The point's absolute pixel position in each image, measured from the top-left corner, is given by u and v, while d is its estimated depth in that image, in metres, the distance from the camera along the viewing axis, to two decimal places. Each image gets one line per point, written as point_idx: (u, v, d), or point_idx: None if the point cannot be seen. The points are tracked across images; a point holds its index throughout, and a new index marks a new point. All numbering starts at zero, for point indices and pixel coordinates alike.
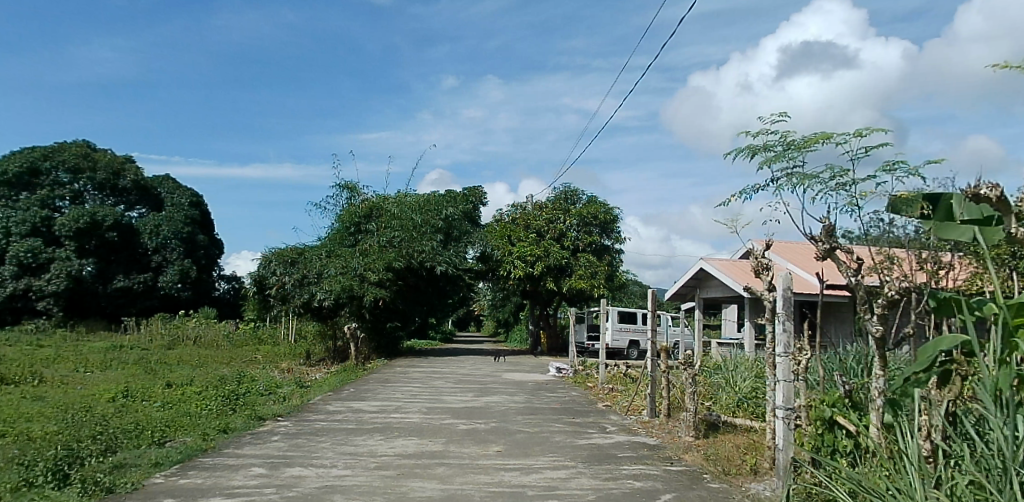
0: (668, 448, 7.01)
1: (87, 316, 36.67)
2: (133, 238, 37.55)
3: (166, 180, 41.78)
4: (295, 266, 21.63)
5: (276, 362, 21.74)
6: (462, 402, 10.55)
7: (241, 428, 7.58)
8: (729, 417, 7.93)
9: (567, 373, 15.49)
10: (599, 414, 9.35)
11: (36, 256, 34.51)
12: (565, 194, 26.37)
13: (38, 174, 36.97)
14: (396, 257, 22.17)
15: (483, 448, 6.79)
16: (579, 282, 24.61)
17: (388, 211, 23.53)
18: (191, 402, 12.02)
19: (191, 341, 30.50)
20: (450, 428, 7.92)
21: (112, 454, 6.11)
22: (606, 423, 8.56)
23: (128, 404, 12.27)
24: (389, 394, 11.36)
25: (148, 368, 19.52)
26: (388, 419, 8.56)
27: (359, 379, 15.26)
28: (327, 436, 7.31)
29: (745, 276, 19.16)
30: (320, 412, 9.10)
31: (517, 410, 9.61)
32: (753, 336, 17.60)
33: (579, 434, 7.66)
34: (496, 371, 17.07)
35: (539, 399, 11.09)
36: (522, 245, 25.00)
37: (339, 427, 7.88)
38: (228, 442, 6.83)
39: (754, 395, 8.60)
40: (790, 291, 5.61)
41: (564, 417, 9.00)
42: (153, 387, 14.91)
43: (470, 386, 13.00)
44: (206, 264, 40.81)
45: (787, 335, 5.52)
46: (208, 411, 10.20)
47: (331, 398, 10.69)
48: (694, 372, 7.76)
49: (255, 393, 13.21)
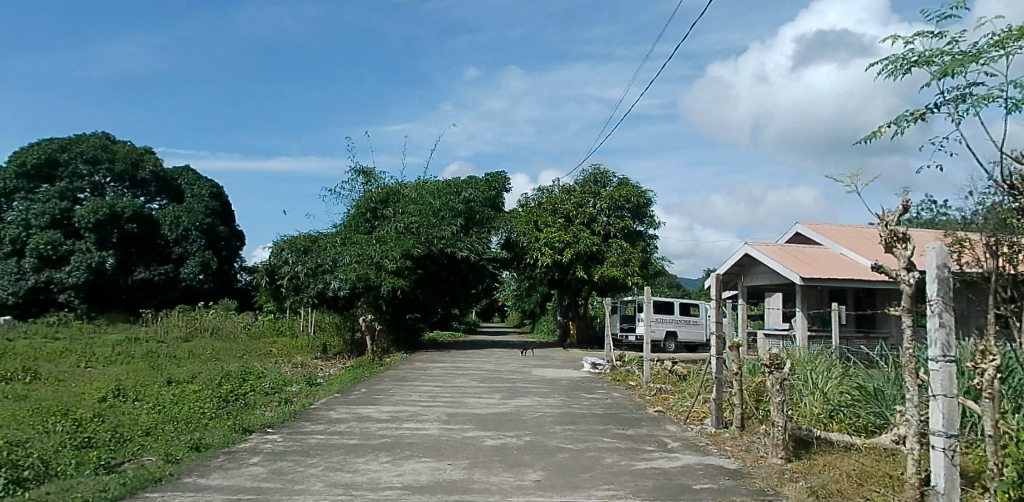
0: (755, 477, 5.43)
1: (109, 309, 35.94)
2: (153, 229, 36.71)
3: (187, 171, 40.76)
4: (308, 255, 20.16)
5: (290, 356, 20.52)
6: (487, 407, 9.01)
7: (217, 445, 6.15)
8: (823, 432, 6.37)
9: (604, 370, 13.95)
10: (653, 423, 7.75)
11: (56, 248, 33.78)
12: (594, 176, 24.67)
13: (57, 165, 36.20)
14: (415, 244, 20.79)
15: (515, 475, 5.26)
16: (611, 270, 22.91)
17: (405, 197, 22.23)
18: (185, 404, 10.68)
19: (208, 333, 29.51)
20: (473, 444, 6.40)
21: (32, 490, 4.67)
22: (665, 436, 6.95)
23: (116, 408, 10.95)
24: (404, 397, 9.87)
25: (153, 363, 18.44)
26: (400, 431, 7.07)
27: (373, 376, 13.89)
28: (317, 457, 5.81)
29: (796, 263, 17.52)
30: (319, 421, 7.63)
31: (552, 418, 8.04)
32: (805, 329, 16.03)
33: (634, 454, 6.08)
34: (524, 367, 15.52)
35: (577, 402, 9.52)
36: (548, 231, 23.43)
37: (337, 443, 6.39)
38: (193, 466, 5.38)
39: (850, 404, 7.01)
40: (947, 268, 4.06)
41: (613, 428, 7.40)
42: (152, 385, 13.71)
43: (497, 386, 11.47)
44: (227, 255, 39.91)
45: (946, 332, 3.98)
46: (197, 417, 8.85)
47: (337, 402, 9.25)
48: (780, 378, 6.08)
49: (258, 394, 11.89)
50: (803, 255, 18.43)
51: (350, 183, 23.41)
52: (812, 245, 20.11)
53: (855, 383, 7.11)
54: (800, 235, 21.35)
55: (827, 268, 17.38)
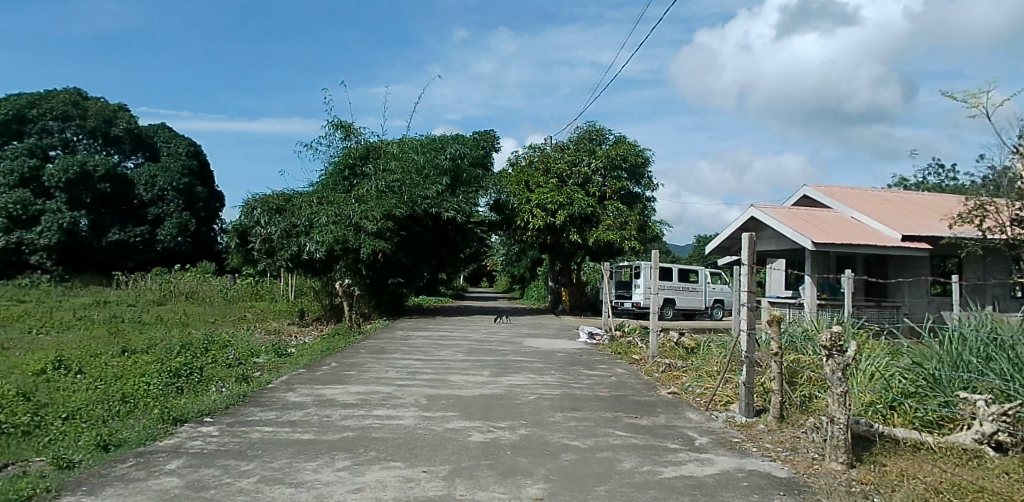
0: (817, 491, 4.24)
1: (83, 270, 34.31)
2: (128, 189, 34.89)
3: (163, 129, 38.73)
4: (282, 215, 18.69)
5: (265, 321, 19.26)
6: (475, 387, 7.76)
7: (134, 443, 4.87)
8: (886, 428, 5.20)
9: (602, 340, 12.85)
10: (669, 410, 6.53)
11: (26, 208, 31.90)
12: (589, 133, 23.26)
13: (24, 121, 34.12)
14: (397, 204, 19.42)
15: (510, 491, 4.00)
16: (606, 233, 21.62)
17: (387, 152, 20.73)
18: (131, 379, 9.35)
19: (184, 297, 28.07)
20: (455, 440, 5.14)
21: None
22: (689, 430, 5.72)
23: (54, 384, 9.63)
24: (379, 374, 8.61)
25: (114, 329, 17.08)
26: (368, 422, 5.80)
27: (349, 346, 12.66)
28: (254, 461, 4.51)
29: (806, 227, 16.35)
30: (271, 407, 6.35)
31: (551, 402, 6.78)
32: (814, 299, 14.98)
33: (655, 455, 4.85)
34: (514, 336, 14.32)
35: (578, 380, 8.30)
36: (540, 191, 21.99)
37: (284, 440, 5.10)
38: (86, 478, 4.08)
39: (913, 393, 5.82)
40: None
41: (625, 417, 6.16)
42: (102, 355, 12.33)
43: (485, 359, 10.24)
44: (206, 217, 38.25)
45: None
46: (141, 397, 7.61)
47: (301, 381, 7.98)
48: (843, 364, 4.76)
49: (221, 367, 10.68)
50: (813, 219, 17.26)
51: (329, 137, 21.78)
52: (821, 208, 18.98)
53: (918, 369, 5.93)
54: (807, 198, 20.19)
55: (840, 234, 16.23)
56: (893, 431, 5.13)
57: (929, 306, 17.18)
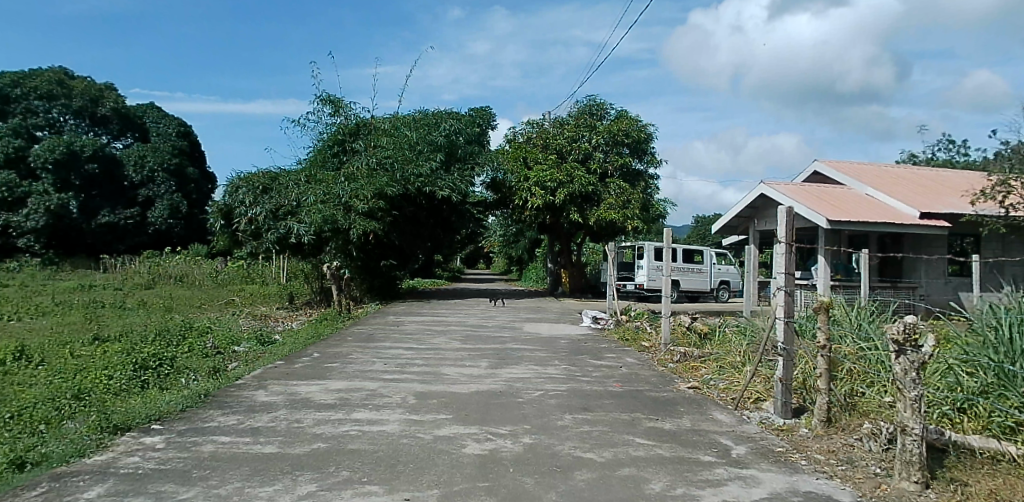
0: None
1: (72, 253, 33.32)
2: (117, 169, 33.82)
3: (151, 109, 37.54)
4: (268, 195, 17.68)
5: (254, 306, 18.44)
6: (470, 381, 6.90)
7: (55, 462, 3.99)
8: (960, 436, 4.35)
9: (607, 325, 12.07)
10: (694, 410, 5.71)
11: (11, 190, 30.63)
12: (589, 108, 22.31)
13: (7, 101, 32.66)
14: (388, 183, 18.48)
15: None
16: (608, 212, 20.73)
17: (379, 128, 19.75)
18: (94, 371, 8.49)
19: (172, 281, 27.15)
20: (447, 453, 4.30)
21: None
22: (722, 435, 4.89)
23: (10, 377, 8.76)
24: (365, 366, 7.75)
25: (93, 315, 16.18)
26: (345, 428, 4.93)
27: (337, 333, 11.79)
28: (197, 487, 3.65)
29: (819, 204, 15.46)
30: (234, 410, 5.49)
31: (557, 401, 5.93)
32: (827, 279, 14.14)
33: (688, 472, 4.01)
34: (513, 321, 13.51)
35: (586, 373, 7.46)
36: (539, 168, 21.04)
37: (242, 455, 4.25)
38: None
39: (983, 392, 4.93)
40: None
41: (645, 419, 5.31)
42: (72, 344, 11.43)
43: (483, 348, 9.40)
44: (197, 199, 37.24)
45: None
46: (98, 395, 6.75)
47: (279, 375, 7.12)
48: (918, 362, 3.89)
49: (197, 357, 9.84)
50: (826, 196, 16.37)
51: (319, 113, 20.75)
52: (833, 185, 18.10)
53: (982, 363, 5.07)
54: (817, 175, 19.30)
55: (855, 211, 15.35)
56: (970, 440, 4.29)
57: (947, 287, 16.32)
